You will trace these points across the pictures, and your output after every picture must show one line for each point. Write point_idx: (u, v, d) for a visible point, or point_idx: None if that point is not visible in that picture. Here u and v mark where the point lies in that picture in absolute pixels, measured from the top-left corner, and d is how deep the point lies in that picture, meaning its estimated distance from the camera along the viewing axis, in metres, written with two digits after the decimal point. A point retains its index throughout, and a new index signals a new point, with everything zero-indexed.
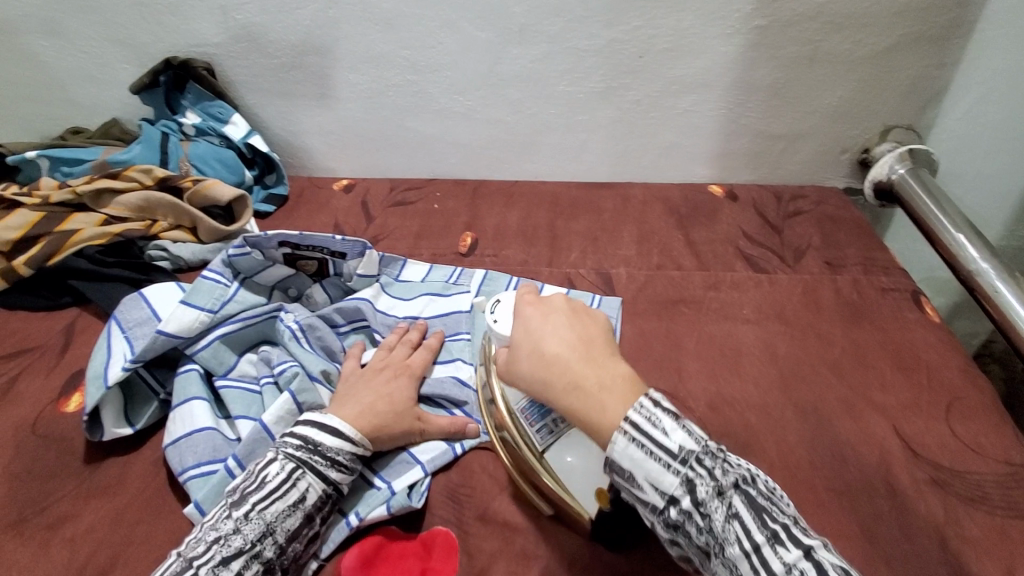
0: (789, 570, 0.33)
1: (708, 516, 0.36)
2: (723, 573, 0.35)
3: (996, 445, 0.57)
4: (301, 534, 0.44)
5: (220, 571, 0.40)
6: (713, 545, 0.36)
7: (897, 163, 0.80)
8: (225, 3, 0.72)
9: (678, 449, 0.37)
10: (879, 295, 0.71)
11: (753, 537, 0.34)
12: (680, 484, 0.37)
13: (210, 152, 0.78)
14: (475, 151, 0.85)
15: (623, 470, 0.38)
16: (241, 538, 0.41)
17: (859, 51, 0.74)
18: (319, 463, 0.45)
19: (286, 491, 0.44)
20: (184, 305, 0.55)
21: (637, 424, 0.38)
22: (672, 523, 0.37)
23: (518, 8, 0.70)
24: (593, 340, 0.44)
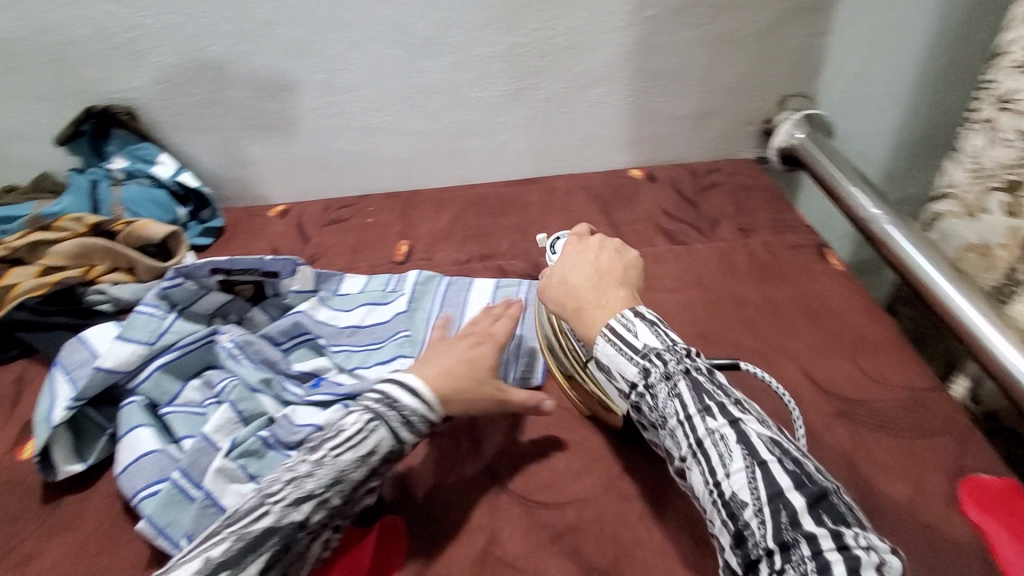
0: (714, 437, 0.40)
1: (655, 395, 0.43)
2: (669, 442, 0.43)
3: (898, 374, 0.62)
4: (363, 486, 0.47)
5: (291, 510, 0.43)
6: (660, 418, 0.43)
7: (796, 129, 0.86)
8: (139, 49, 0.74)
9: (644, 347, 0.44)
10: (788, 252, 0.77)
11: (688, 411, 0.41)
12: (638, 372, 0.44)
13: (141, 193, 0.80)
14: (404, 163, 0.88)
15: (602, 364, 0.46)
16: (314, 481, 0.44)
17: (744, 30, 0.80)
18: (392, 419, 0.48)
19: (358, 441, 0.46)
20: (119, 340, 0.58)
21: (613, 328, 0.46)
22: (634, 405, 0.45)
23: (420, 23, 0.74)
24: (610, 267, 0.52)
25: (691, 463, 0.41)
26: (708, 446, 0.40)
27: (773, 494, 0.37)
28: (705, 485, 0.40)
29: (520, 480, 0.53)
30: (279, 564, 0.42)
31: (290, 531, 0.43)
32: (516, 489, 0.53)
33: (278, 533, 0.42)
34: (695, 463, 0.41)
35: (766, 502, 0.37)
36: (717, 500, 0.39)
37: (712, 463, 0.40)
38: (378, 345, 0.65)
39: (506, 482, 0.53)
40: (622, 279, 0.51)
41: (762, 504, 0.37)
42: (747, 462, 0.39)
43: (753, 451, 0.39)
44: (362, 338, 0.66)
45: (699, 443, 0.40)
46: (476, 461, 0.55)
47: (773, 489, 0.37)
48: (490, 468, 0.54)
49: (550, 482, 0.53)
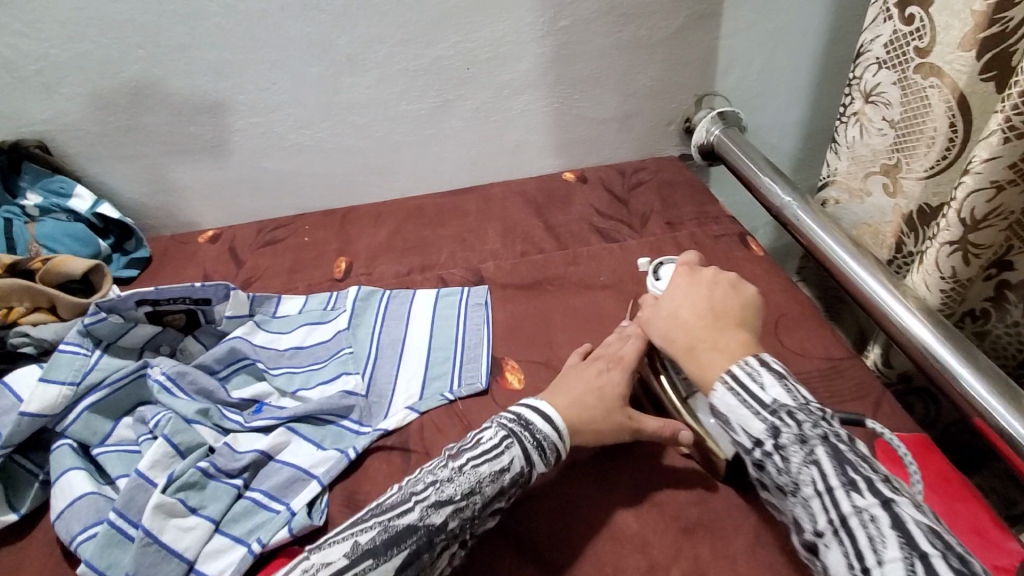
0: (860, 514, 0.38)
1: (787, 458, 0.42)
2: (799, 511, 0.42)
3: (817, 346, 0.67)
4: (495, 502, 0.47)
5: (434, 510, 0.44)
6: (789, 485, 0.42)
7: (713, 125, 0.91)
8: (44, 79, 0.72)
9: (773, 402, 0.44)
10: (713, 242, 0.82)
11: (829, 482, 0.40)
12: (765, 430, 0.44)
13: (57, 228, 0.76)
14: (337, 179, 0.88)
15: (721, 413, 0.46)
16: (457, 486, 0.46)
17: (656, 35, 0.85)
18: (527, 441, 0.49)
19: (496, 455, 0.48)
20: (42, 381, 0.55)
21: (736, 376, 0.46)
22: (757, 463, 0.44)
23: (340, 40, 0.75)
24: (722, 306, 0.53)
25: (830, 540, 0.39)
26: (854, 523, 0.38)
27: None
28: (848, 566, 0.38)
29: None
30: (415, 566, 0.43)
31: (429, 533, 0.43)
32: None
33: (417, 531, 0.43)
34: (836, 540, 0.39)
35: None
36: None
37: (859, 546, 0.38)
38: (320, 365, 0.66)
39: None
40: (737, 318, 0.52)
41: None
42: (903, 552, 0.36)
43: (911, 539, 0.36)
44: (304, 360, 0.66)
45: (842, 519, 0.39)
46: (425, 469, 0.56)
47: None
48: None
49: None
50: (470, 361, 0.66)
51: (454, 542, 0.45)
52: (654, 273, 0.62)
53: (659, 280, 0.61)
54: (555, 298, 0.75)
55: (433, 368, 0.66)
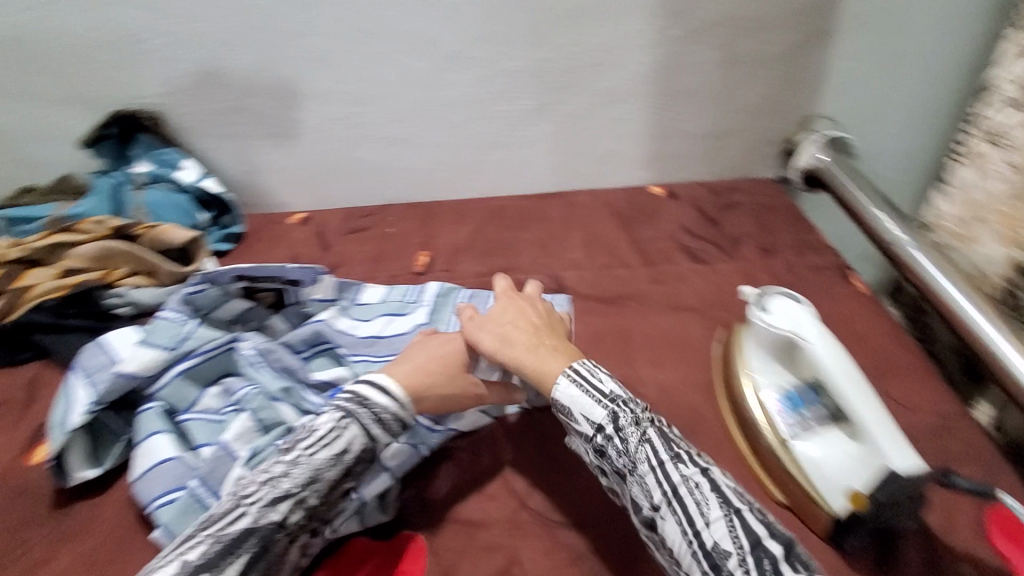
0: (687, 484, 0.42)
1: (625, 439, 0.46)
2: (637, 490, 0.45)
3: (924, 398, 0.61)
4: (343, 483, 0.47)
5: (268, 510, 0.43)
6: (628, 466, 0.45)
7: (819, 151, 0.86)
8: (167, 55, 0.75)
9: (610, 392, 0.48)
10: (811, 273, 0.76)
11: (659, 456, 0.44)
12: (606, 415, 0.47)
13: (165, 198, 0.80)
14: (425, 174, 0.88)
15: (564, 409, 0.48)
16: (291, 481, 0.44)
17: (768, 51, 0.81)
18: (364, 416, 0.47)
19: (331, 440, 0.46)
20: (142, 345, 0.57)
21: (579, 371, 0.50)
22: (599, 449, 0.47)
23: (448, 36, 0.75)
24: (548, 322, 0.57)
25: (665, 511, 0.42)
26: (682, 492, 0.42)
27: (755, 544, 0.39)
28: (682, 533, 0.41)
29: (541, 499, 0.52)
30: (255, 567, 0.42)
31: (268, 533, 0.42)
32: (536, 504, 0.52)
33: (256, 534, 0.42)
34: (671, 511, 0.42)
35: (749, 551, 0.38)
36: (694, 547, 0.40)
37: (690, 512, 0.41)
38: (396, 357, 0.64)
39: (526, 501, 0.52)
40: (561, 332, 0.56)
41: (743, 553, 0.39)
42: (724, 510, 0.41)
43: (725, 497, 0.42)
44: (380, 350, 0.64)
45: (675, 489, 0.42)
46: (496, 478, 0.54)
47: (753, 537, 0.39)
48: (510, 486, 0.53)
49: (567, 500, 0.52)
50: None
51: (303, 529, 0.45)
52: (761, 303, 0.57)
53: (767, 312, 0.56)
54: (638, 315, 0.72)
55: None
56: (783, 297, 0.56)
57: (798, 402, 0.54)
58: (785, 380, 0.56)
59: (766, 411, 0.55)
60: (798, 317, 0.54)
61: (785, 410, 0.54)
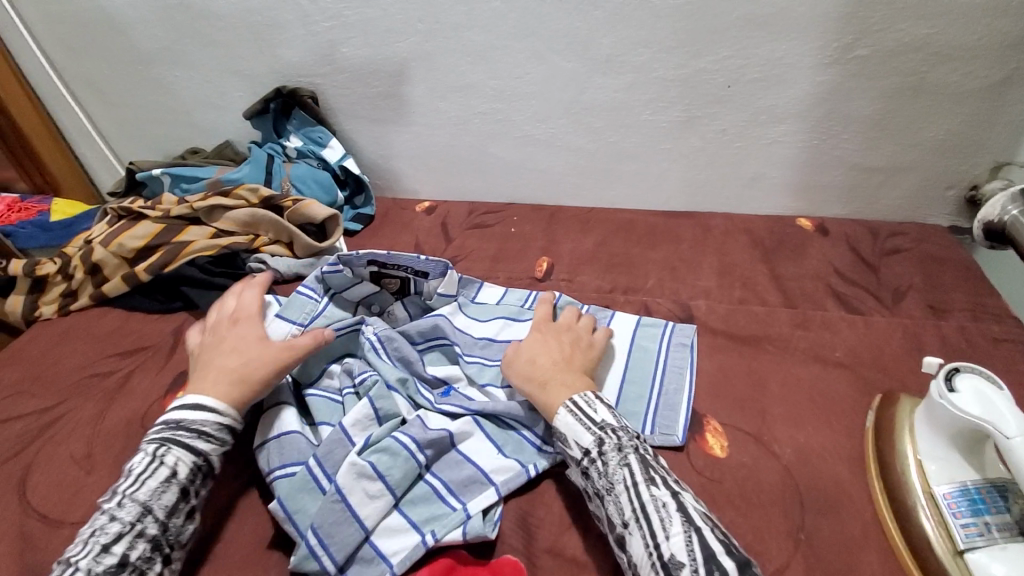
0: (657, 504, 0.44)
1: (607, 463, 0.46)
2: (611, 509, 0.45)
3: None
4: (179, 508, 0.47)
5: (102, 556, 0.43)
6: (606, 486, 0.46)
7: (1011, 203, 0.72)
8: (330, 37, 0.78)
9: (601, 422, 0.49)
10: (992, 345, 0.65)
11: (637, 478, 0.45)
12: (594, 440, 0.48)
13: (309, 173, 0.84)
14: (554, 177, 0.86)
15: (563, 435, 0.50)
16: (118, 523, 0.44)
17: (972, 82, 0.69)
18: (185, 436, 0.49)
19: (154, 470, 0.47)
20: (279, 318, 0.61)
21: (575, 403, 0.51)
22: (584, 473, 0.48)
23: (606, 39, 0.71)
24: (571, 354, 0.57)
25: (633, 527, 0.44)
26: (651, 511, 0.43)
27: (709, 556, 0.41)
28: (646, 550, 0.42)
29: None
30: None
31: (106, 574, 0.42)
32: None
33: None
34: (637, 527, 0.43)
35: (702, 564, 0.40)
36: (656, 563, 0.41)
37: (654, 528, 0.43)
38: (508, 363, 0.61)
39: None
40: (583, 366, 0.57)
41: (698, 567, 0.40)
42: (685, 526, 0.42)
43: (689, 516, 0.43)
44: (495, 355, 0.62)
45: (643, 508, 0.44)
46: None
47: (709, 551, 0.41)
48: None
49: None
50: (668, 407, 0.59)
51: (155, 560, 0.45)
52: (946, 379, 0.50)
53: (952, 390, 0.49)
54: (776, 362, 0.64)
55: (624, 404, 0.59)
56: (975, 378, 0.49)
57: (980, 504, 0.47)
58: (964, 475, 0.49)
59: (935, 505, 0.48)
60: (995, 402, 0.46)
61: (962, 509, 0.47)
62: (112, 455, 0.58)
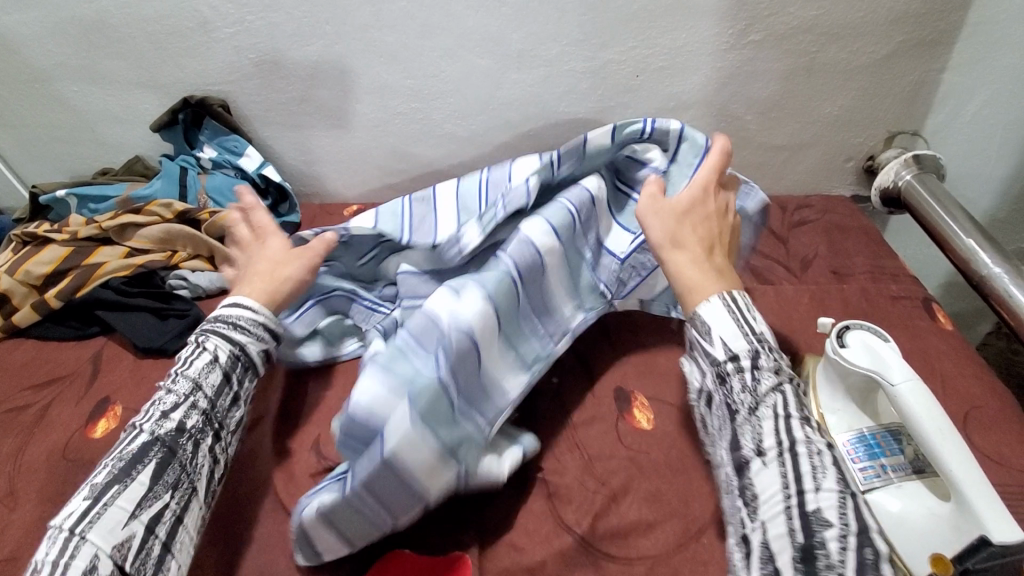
0: (807, 445, 0.43)
1: (760, 379, 0.46)
2: (747, 429, 0.45)
3: (1019, 455, 0.55)
4: (223, 391, 0.53)
5: (163, 421, 0.49)
6: (749, 403, 0.46)
7: (904, 169, 0.79)
8: (238, 44, 0.76)
9: (760, 332, 0.48)
10: (889, 303, 0.71)
11: (789, 411, 0.44)
12: (748, 349, 0.47)
13: (226, 183, 0.83)
14: (482, 173, 0.87)
15: (703, 324, 0.48)
16: (174, 394, 0.50)
17: (856, 60, 0.75)
18: (222, 327, 0.54)
19: (197, 355, 0.53)
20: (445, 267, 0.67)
21: (737, 304, 0.49)
22: (724, 377, 0.48)
23: (516, 35, 0.73)
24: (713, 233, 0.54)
25: (772, 459, 0.43)
26: (800, 452, 0.43)
27: (860, 529, 0.39)
28: (783, 486, 0.42)
29: (587, 524, 0.51)
30: (173, 468, 0.47)
31: (170, 439, 0.48)
32: (584, 532, 0.51)
33: (157, 442, 0.48)
34: (778, 462, 0.43)
35: (852, 533, 0.39)
36: (791, 504, 0.41)
37: (800, 471, 0.42)
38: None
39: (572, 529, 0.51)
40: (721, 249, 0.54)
41: (843, 531, 0.39)
42: (839, 487, 0.41)
43: (844, 480, 0.41)
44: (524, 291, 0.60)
45: (792, 445, 0.43)
46: (544, 500, 0.53)
47: (863, 525, 0.39)
48: (557, 511, 0.52)
49: (620, 532, 0.51)
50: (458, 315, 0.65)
51: (207, 433, 0.50)
52: (838, 337, 0.53)
53: (843, 346, 0.52)
54: None
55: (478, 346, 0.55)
56: (865, 333, 0.52)
57: (876, 448, 0.50)
58: (861, 423, 0.52)
59: (837, 453, 0.51)
60: (880, 353, 0.49)
61: (860, 454, 0.50)
62: (31, 491, 0.56)
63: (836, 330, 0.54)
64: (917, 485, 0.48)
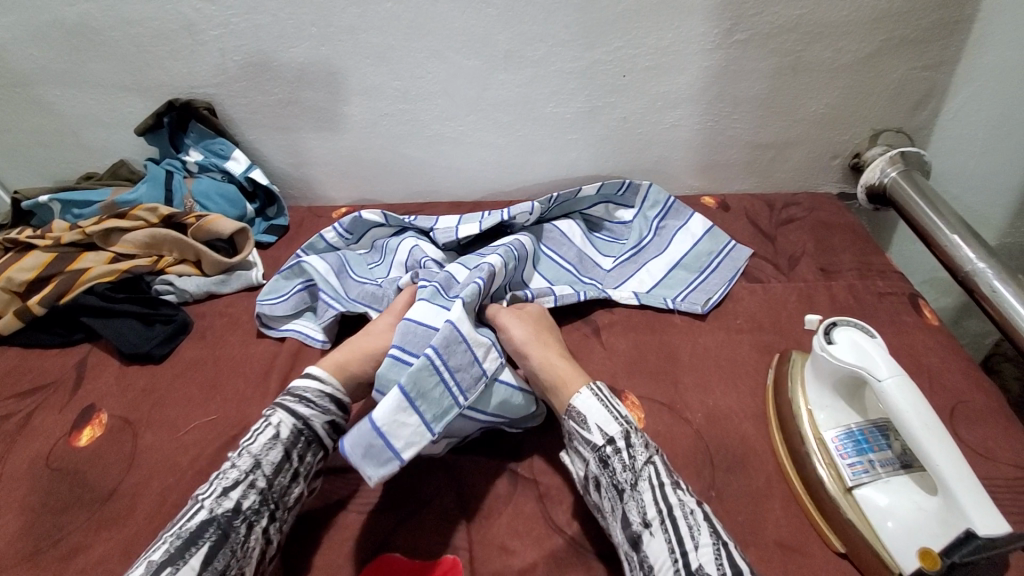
0: (683, 508, 0.45)
1: (634, 456, 0.48)
2: (631, 505, 0.46)
3: (1005, 449, 0.56)
4: (284, 469, 0.49)
5: (223, 499, 0.47)
6: (630, 480, 0.47)
7: (889, 166, 0.80)
8: (222, 46, 0.75)
9: (623, 415, 0.51)
10: (876, 299, 0.71)
11: (664, 479, 0.47)
12: (620, 430, 0.50)
13: (212, 188, 0.82)
14: (471, 174, 0.87)
15: (579, 414, 0.52)
16: (236, 470, 0.48)
17: (841, 58, 0.75)
18: (289, 400, 0.53)
19: (264, 429, 0.51)
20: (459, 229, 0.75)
21: (597, 391, 0.53)
22: (602, 459, 0.49)
23: (502, 35, 0.73)
24: (557, 341, 0.61)
25: (656, 528, 0.44)
26: (676, 514, 0.44)
27: None
28: (670, 552, 0.42)
29: (577, 525, 0.51)
30: (224, 554, 0.44)
31: (225, 519, 0.45)
32: (575, 533, 0.51)
33: (212, 523, 0.45)
34: (661, 530, 0.44)
35: None
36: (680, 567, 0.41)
37: (681, 534, 0.43)
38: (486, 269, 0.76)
39: (563, 530, 0.51)
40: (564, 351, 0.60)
41: None
42: (713, 540, 0.43)
43: (719, 535, 0.43)
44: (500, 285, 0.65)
45: (669, 510, 0.44)
46: (534, 500, 0.53)
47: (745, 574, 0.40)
48: (548, 512, 0.52)
49: (611, 533, 0.51)
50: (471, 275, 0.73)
51: (262, 514, 0.47)
52: (826, 333, 0.54)
53: (830, 343, 0.53)
54: (686, 334, 0.68)
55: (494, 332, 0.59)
56: (851, 329, 0.53)
57: (864, 444, 0.51)
58: (849, 419, 0.53)
59: (825, 449, 0.52)
60: (866, 348, 0.50)
61: (848, 450, 0.51)
62: (14, 500, 0.55)
63: (823, 328, 0.54)
64: (904, 480, 0.48)
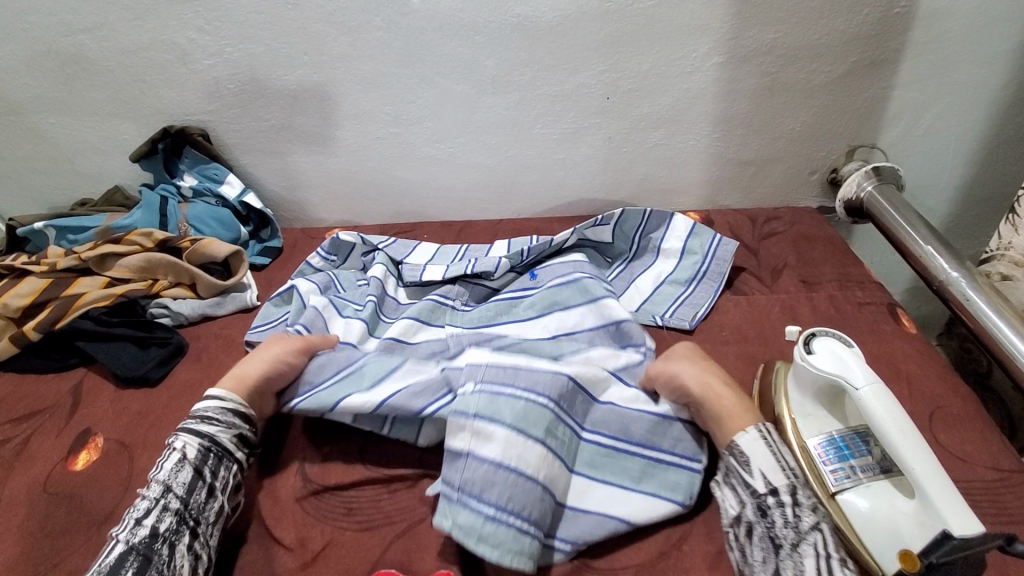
0: None
1: (801, 516, 0.46)
2: (789, 564, 0.44)
3: (983, 452, 0.57)
4: (197, 486, 0.50)
5: (137, 528, 0.47)
6: (792, 538, 0.45)
7: (866, 180, 0.82)
8: (216, 75, 0.77)
9: (795, 467, 0.49)
10: (857, 309, 0.73)
11: (830, 549, 0.44)
12: (787, 483, 0.47)
13: (206, 211, 0.83)
14: (461, 194, 0.90)
15: (744, 455, 0.50)
16: (147, 498, 0.49)
17: (814, 80, 0.78)
18: (190, 422, 0.54)
19: (169, 455, 0.52)
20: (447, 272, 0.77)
21: (766, 436, 0.50)
22: (763, 510, 0.47)
23: (490, 61, 0.75)
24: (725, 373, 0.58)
25: None
26: None
27: None
28: None
29: None
30: None
31: (143, 544, 0.46)
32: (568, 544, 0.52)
33: (131, 549, 0.46)
34: None
35: None
36: None
37: None
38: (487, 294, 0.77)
39: None
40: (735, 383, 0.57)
41: None
42: None
43: None
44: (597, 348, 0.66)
45: None
46: None
47: None
48: None
49: (604, 544, 0.52)
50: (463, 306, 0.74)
51: (183, 532, 0.48)
52: (806, 344, 0.55)
53: (811, 353, 0.54)
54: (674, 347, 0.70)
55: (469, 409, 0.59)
56: (830, 339, 0.55)
57: (845, 450, 0.52)
58: (830, 426, 0.55)
59: (808, 457, 0.53)
60: (844, 358, 0.52)
61: (831, 456, 0.52)
62: (11, 526, 0.55)
63: (805, 341, 0.56)
64: (884, 485, 0.50)
